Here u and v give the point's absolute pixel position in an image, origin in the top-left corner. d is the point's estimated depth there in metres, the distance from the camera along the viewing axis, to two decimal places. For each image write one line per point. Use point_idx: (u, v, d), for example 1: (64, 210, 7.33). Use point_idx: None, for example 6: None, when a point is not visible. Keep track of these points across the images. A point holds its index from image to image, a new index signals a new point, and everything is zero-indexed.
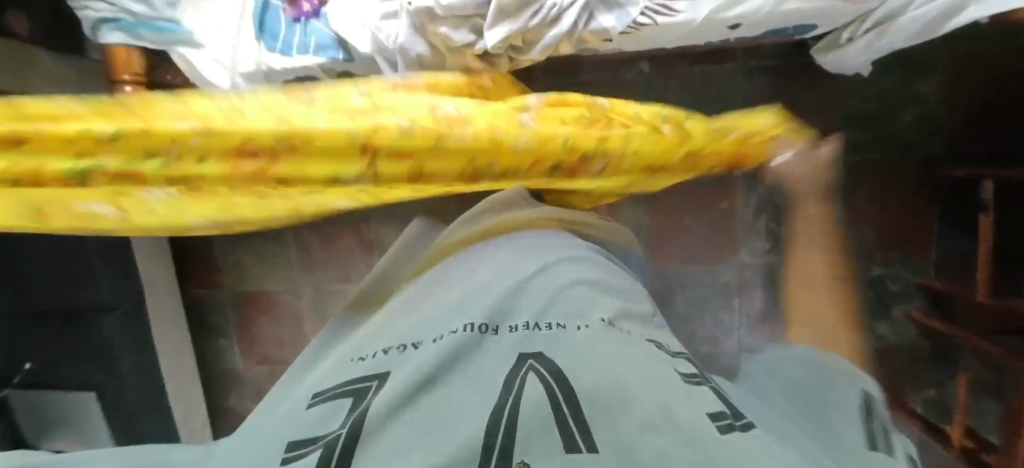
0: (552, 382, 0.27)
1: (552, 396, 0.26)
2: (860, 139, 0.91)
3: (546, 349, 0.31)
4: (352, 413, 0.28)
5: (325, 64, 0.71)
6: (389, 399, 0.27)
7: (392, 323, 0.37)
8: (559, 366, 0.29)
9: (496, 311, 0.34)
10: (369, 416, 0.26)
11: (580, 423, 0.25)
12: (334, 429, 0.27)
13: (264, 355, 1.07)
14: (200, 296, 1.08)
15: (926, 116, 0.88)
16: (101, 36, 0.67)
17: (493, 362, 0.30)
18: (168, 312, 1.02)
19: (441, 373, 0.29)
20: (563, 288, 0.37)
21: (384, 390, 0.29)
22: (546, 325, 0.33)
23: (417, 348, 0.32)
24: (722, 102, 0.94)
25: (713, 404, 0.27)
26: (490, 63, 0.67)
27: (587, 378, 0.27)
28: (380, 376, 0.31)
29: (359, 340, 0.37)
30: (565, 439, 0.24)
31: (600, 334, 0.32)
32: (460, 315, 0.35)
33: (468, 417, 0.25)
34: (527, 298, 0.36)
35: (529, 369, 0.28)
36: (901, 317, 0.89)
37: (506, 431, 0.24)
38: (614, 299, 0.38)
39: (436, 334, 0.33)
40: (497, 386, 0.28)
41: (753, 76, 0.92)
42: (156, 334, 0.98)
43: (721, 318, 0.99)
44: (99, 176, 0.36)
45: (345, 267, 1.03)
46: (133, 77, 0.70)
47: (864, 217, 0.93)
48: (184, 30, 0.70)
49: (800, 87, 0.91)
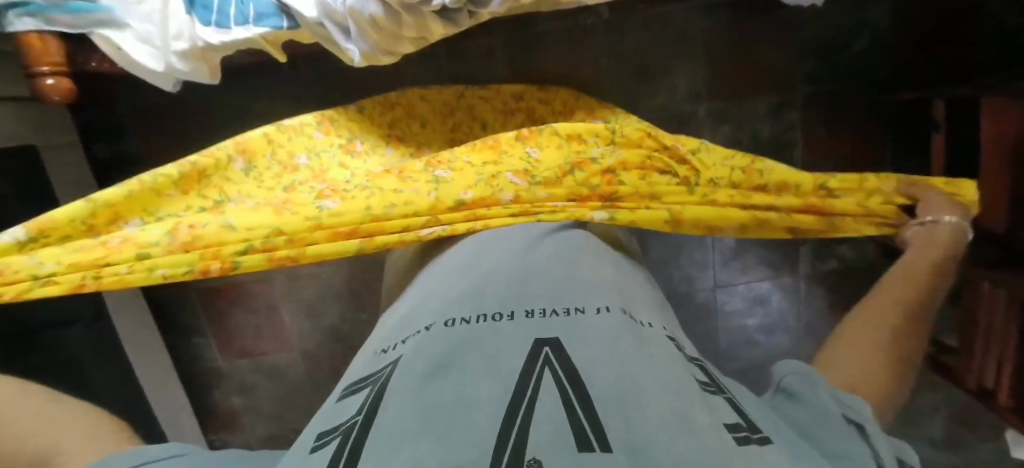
0: (566, 384, 0.26)
1: (564, 383, 0.26)
2: (817, 70, 0.91)
3: (562, 336, 0.31)
4: (369, 397, 0.28)
5: (268, 35, 0.64)
6: (403, 381, 0.28)
7: (405, 318, 0.38)
8: (573, 364, 0.28)
9: (514, 302, 0.35)
10: (384, 402, 0.27)
11: (593, 424, 0.23)
12: (351, 416, 0.27)
13: (244, 348, 1.04)
14: (161, 297, 1.00)
15: (877, 40, 0.89)
16: (8, 23, 0.60)
17: (506, 348, 0.29)
18: (135, 316, 0.96)
19: (457, 357, 0.29)
20: (580, 278, 0.38)
21: (398, 375, 0.29)
22: (562, 312, 0.34)
23: (429, 332, 0.33)
24: (684, 40, 0.88)
25: (730, 416, 0.27)
26: (449, 21, 0.62)
27: (602, 379, 0.27)
28: (394, 361, 0.31)
29: (382, 335, 0.38)
30: (578, 438, 0.22)
31: (615, 327, 0.32)
32: (473, 306, 0.35)
33: (482, 406, 0.24)
34: (547, 284, 0.37)
35: (544, 363, 0.28)
36: (861, 237, 1.01)
37: (517, 433, 0.22)
38: (631, 299, 0.38)
39: (450, 319, 0.34)
40: (511, 375, 0.27)
41: (716, 11, 0.87)
42: (124, 341, 0.92)
43: (697, 259, 1.01)
44: (223, 262, 0.48)
45: None
46: (52, 68, 0.63)
47: (820, 145, 0.95)
48: (103, 8, 0.61)
49: (759, 19, 0.88)
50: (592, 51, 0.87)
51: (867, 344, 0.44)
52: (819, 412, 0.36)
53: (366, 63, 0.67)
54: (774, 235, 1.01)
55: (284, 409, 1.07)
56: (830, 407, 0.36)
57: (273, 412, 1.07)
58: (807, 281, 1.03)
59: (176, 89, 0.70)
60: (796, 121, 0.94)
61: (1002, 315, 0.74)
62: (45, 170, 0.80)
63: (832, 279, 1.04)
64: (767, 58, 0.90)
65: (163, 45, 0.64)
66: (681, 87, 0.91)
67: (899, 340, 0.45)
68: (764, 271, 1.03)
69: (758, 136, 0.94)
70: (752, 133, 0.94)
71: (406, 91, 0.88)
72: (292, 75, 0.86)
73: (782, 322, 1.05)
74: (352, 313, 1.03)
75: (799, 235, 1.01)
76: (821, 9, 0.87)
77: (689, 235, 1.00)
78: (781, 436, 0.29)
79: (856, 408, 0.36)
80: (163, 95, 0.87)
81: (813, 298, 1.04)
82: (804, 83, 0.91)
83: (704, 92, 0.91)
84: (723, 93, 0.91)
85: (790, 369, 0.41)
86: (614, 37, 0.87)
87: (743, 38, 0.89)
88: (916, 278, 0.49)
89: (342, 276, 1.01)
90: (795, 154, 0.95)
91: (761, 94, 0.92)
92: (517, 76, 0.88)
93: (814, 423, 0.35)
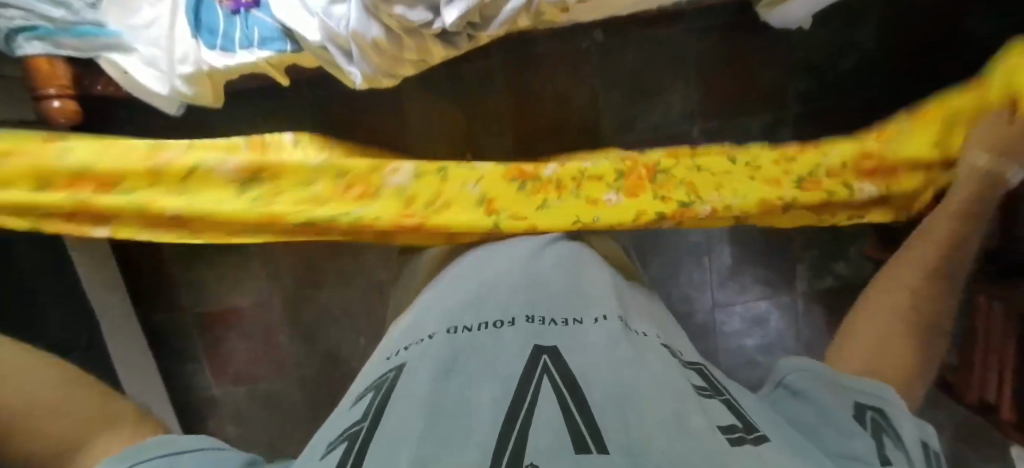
0: (564, 390, 0.26)
1: (562, 389, 0.26)
2: (807, 90, 0.93)
3: (560, 345, 0.31)
4: (372, 403, 0.28)
5: (272, 58, 0.66)
6: (404, 387, 0.28)
7: (408, 326, 0.38)
8: (571, 370, 0.28)
9: (517, 309, 0.35)
10: (385, 408, 0.27)
11: (591, 427, 0.23)
12: (354, 422, 0.27)
13: (240, 374, 1.02)
14: (157, 322, 0.99)
15: (864, 61, 0.92)
16: (18, 47, 0.61)
17: (506, 354, 0.30)
18: (130, 341, 0.94)
19: (458, 364, 0.29)
20: (579, 288, 0.39)
21: (401, 381, 0.29)
22: (561, 321, 0.34)
23: (432, 339, 0.32)
24: (678, 62, 0.91)
25: (726, 419, 0.27)
26: (449, 44, 0.64)
27: (599, 386, 0.27)
28: (398, 366, 0.31)
29: (386, 344, 0.38)
30: (575, 440, 0.22)
31: (613, 335, 0.32)
32: (476, 314, 0.35)
33: (483, 412, 0.24)
34: (548, 292, 0.38)
35: (542, 370, 0.28)
36: (857, 255, 1.02)
37: (517, 437, 0.22)
38: (629, 308, 0.38)
39: (451, 326, 0.34)
40: (510, 380, 0.27)
41: (708, 34, 0.89)
42: (118, 368, 0.91)
43: (694, 278, 1.02)
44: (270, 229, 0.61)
45: (315, 272, 0.99)
46: (60, 91, 0.64)
47: None
48: (112, 33, 0.63)
49: (751, 41, 0.90)
50: (588, 73, 0.89)
51: (883, 318, 0.45)
52: (825, 410, 0.36)
53: (367, 85, 0.68)
54: (772, 253, 1.02)
55: (278, 437, 1.05)
56: (836, 405, 0.36)
57: (267, 440, 1.05)
58: (806, 299, 1.04)
59: (179, 113, 0.71)
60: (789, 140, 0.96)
61: (1000, 326, 0.74)
62: None
63: (830, 297, 1.04)
64: (758, 79, 0.92)
65: (169, 69, 0.64)
66: (676, 107, 0.93)
67: (921, 308, 0.45)
68: (762, 289, 1.03)
69: None
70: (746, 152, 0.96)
71: (405, 113, 0.90)
72: (294, 99, 0.88)
73: (781, 342, 1.05)
74: (350, 337, 1.02)
75: (796, 253, 1.02)
76: (809, 32, 0.90)
77: (687, 253, 1.01)
78: (781, 436, 0.29)
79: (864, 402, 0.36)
80: (166, 119, 0.88)
81: (812, 317, 1.05)
82: (795, 102, 0.94)
83: (699, 111, 0.93)
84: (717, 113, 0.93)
85: (788, 365, 0.42)
86: (610, 60, 0.89)
87: (736, 60, 0.91)
88: (943, 240, 0.49)
89: (341, 300, 1.00)
90: None
91: (754, 114, 0.94)
92: (514, 99, 0.90)
93: (823, 419, 0.35)
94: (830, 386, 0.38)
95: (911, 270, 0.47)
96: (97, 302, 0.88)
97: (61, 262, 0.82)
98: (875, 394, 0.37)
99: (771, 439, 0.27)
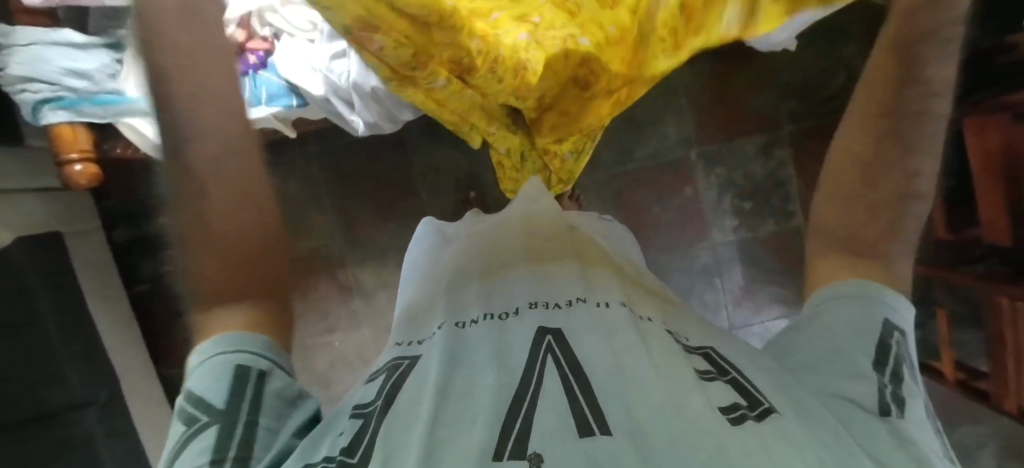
0: (569, 374, 0.33)
1: (566, 373, 0.33)
2: (798, 108, 0.95)
3: (563, 326, 0.37)
4: (392, 379, 0.37)
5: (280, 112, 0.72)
6: (421, 375, 0.36)
7: (416, 314, 0.45)
8: (573, 353, 0.35)
9: (528, 294, 0.41)
10: (397, 396, 0.35)
11: (593, 409, 0.31)
12: (374, 399, 0.36)
13: None
14: (177, 376, 1.00)
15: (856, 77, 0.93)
16: (43, 117, 0.67)
17: (518, 340, 0.37)
18: (150, 394, 0.93)
19: (467, 355, 0.37)
20: (583, 272, 0.44)
21: (416, 367, 0.37)
22: (564, 303, 0.40)
23: (439, 330, 0.40)
24: (666, 93, 0.97)
25: (728, 398, 0.33)
26: None
27: (599, 370, 0.34)
28: (413, 356, 0.39)
29: (408, 320, 0.45)
30: (581, 426, 0.30)
31: (612, 319, 0.38)
32: (484, 305, 0.41)
33: (485, 392, 0.33)
34: (553, 275, 0.43)
35: (547, 352, 0.35)
36: None
37: (521, 423, 0.30)
38: (633, 294, 0.44)
39: (457, 320, 0.40)
40: (519, 368, 0.34)
41: (695, 64, 0.95)
42: (139, 424, 0.88)
43: (707, 299, 0.99)
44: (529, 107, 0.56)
45: (327, 317, 1.04)
46: (81, 155, 0.69)
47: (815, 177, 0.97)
48: (129, 98, 0.67)
49: (734, 65, 0.95)
50: None
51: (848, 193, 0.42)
52: (851, 331, 0.38)
53: (370, 131, 0.74)
54: (783, 272, 0.99)
55: None
56: (864, 332, 0.37)
57: None
58: None
59: None
60: (788, 159, 0.97)
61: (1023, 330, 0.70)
62: (68, 254, 0.85)
63: None
64: (748, 101, 0.96)
65: None
66: (669, 133, 0.98)
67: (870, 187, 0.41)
68: (778, 308, 0.99)
69: (753, 176, 0.97)
70: (746, 174, 0.98)
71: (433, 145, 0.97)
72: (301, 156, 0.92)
73: None
74: None
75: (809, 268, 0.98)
76: (793, 53, 0.93)
77: (697, 276, 1.00)
78: (782, 396, 0.34)
79: (888, 313, 0.38)
80: None
81: None
82: (788, 121, 0.96)
83: (690, 138, 0.97)
84: (709, 137, 0.97)
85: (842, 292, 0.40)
86: None
87: (720, 89, 0.96)
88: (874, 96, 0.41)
89: (353, 343, 1.03)
90: (790, 189, 0.97)
91: (748, 135, 0.97)
92: None
93: (836, 348, 0.38)
94: (852, 302, 0.39)
95: (864, 113, 0.41)
96: (118, 354, 0.89)
97: (83, 315, 0.84)
98: (899, 309, 0.38)
99: (775, 410, 0.32)
